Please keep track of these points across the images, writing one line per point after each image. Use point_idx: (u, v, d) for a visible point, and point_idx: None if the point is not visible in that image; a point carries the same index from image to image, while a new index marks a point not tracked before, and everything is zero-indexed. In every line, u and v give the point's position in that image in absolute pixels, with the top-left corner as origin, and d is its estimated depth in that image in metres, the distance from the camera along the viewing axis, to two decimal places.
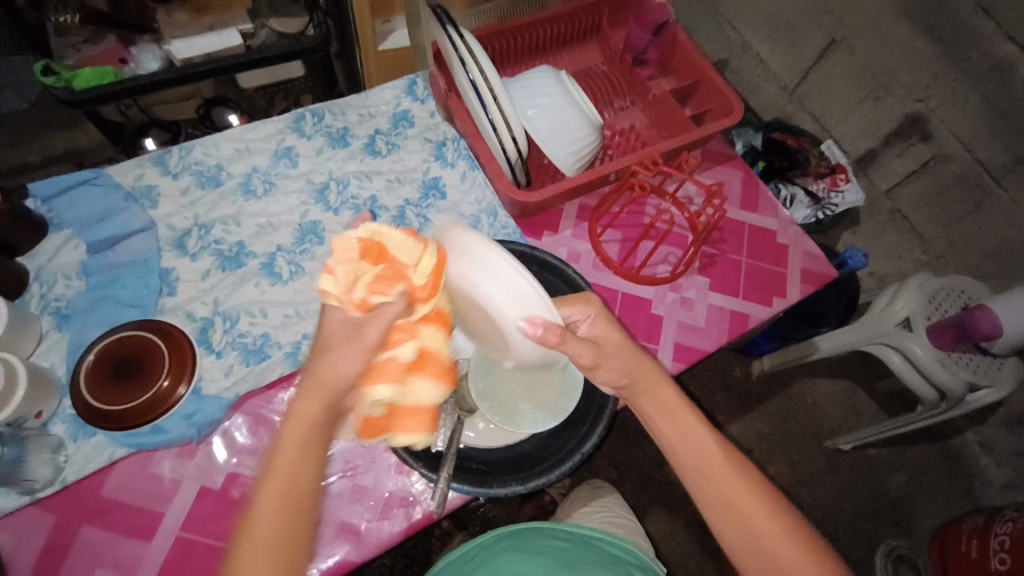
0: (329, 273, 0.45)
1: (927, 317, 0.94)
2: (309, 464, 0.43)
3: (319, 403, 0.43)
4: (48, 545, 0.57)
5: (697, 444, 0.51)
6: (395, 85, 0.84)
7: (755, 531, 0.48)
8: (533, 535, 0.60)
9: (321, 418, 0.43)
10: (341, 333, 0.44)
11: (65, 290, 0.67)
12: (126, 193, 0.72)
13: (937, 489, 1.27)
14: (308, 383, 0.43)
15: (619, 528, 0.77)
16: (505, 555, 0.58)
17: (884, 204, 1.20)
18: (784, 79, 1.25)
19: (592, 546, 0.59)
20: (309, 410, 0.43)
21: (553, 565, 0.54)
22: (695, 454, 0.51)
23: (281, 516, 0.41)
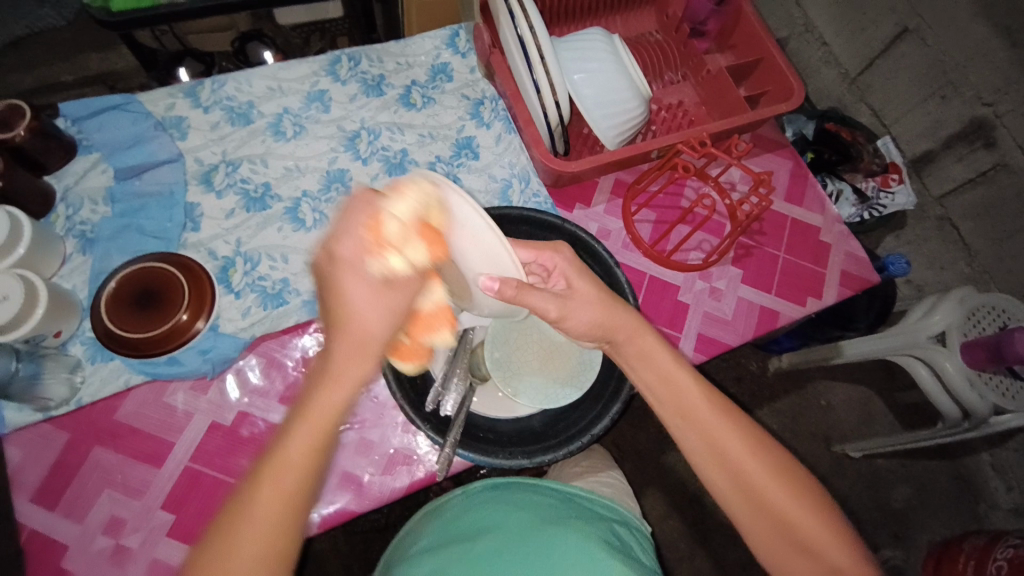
0: (379, 255, 0.41)
1: (963, 334, 0.90)
2: (315, 472, 0.39)
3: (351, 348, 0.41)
4: (60, 461, 0.59)
5: (681, 392, 0.52)
6: (437, 35, 0.81)
7: (745, 477, 0.50)
8: (522, 486, 0.61)
9: (337, 427, 0.40)
10: (382, 296, 0.41)
11: (91, 214, 0.67)
12: (156, 122, 0.71)
13: (943, 506, 1.25)
14: (337, 377, 0.40)
15: (608, 489, 0.76)
16: (490, 506, 0.57)
17: (933, 211, 1.14)
18: (845, 66, 1.17)
19: (580, 503, 0.60)
20: (329, 413, 0.39)
21: (541, 523, 0.53)
22: (677, 401, 0.52)
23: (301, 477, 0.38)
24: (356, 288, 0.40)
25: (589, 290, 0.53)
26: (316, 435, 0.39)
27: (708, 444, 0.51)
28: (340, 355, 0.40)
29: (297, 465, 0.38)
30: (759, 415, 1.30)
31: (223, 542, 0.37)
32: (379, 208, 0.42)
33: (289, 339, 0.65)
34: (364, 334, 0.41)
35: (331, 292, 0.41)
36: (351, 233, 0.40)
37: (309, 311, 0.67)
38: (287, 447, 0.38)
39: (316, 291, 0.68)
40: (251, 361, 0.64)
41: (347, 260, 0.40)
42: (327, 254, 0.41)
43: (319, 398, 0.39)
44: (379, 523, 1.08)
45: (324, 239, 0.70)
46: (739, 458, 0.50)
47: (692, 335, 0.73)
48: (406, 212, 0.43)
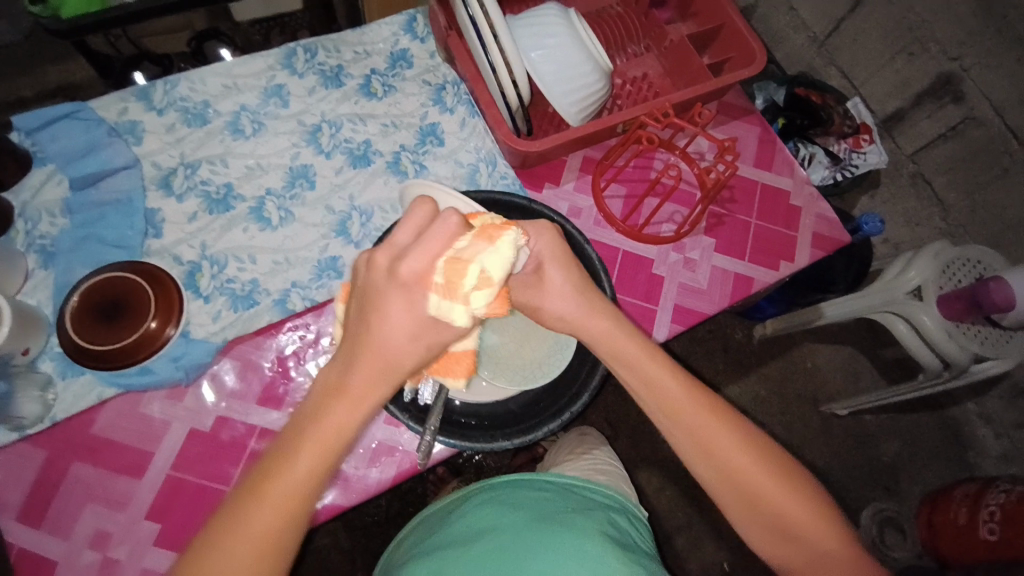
0: (478, 290, 0.40)
1: (939, 287, 0.91)
2: (318, 490, 0.40)
3: (373, 377, 0.40)
4: (38, 479, 0.58)
5: (675, 402, 0.49)
6: (394, 21, 0.79)
7: (748, 484, 0.48)
8: (514, 484, 0.60)
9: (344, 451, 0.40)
10: (400, 341, 0.40)
11: (50, 227, 0.65)
12: (110, 128, 0.69)
13: (932, 457, 1.27)
14: (348, 399, 0.40)
15: (602, 475, 0.75)
16: (486, 507, 0.56)
17: (906, 167, 1.15)
18: (813, 29, 1.17)
19: (577, 495, 0.59)
20: (338, 437, 0.40)
21: (531, 519, 0.52)
22: (663, 400, 0.49)
23: (311, 483, 0.39)
24: (399, 312, 0.40)
25: (561, 284, 0.50)
26: (322, 453, 0.39)
27: (703, 452, 0.49)
28: (360, 375, 0.40)
29: (302, 477, 0.39)
30: (747, 381, 1.31)
31: (214, 543, 0.38)
32: (454, 254, 0.40)
33: (263, 340, 0.65)
34: (385, 357, 0.40)
35: (363, 311, 0.40)
36: (480, 304, 0.40)
37: (280, 310, 0.66)
38: (290, 467, 0.39)
39: (287, 290, 0.67)
40: (225, 365, 0.63)
41: (404, 284, 0.39)
42: (384, 271, 0.40)
43: (328, 420, 0.40)
44: (379, 517, 1.08)
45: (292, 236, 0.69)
46: (723, 450, 0.48)
47: (669, 308, 0.73)
48: (497, 265, 0.41)
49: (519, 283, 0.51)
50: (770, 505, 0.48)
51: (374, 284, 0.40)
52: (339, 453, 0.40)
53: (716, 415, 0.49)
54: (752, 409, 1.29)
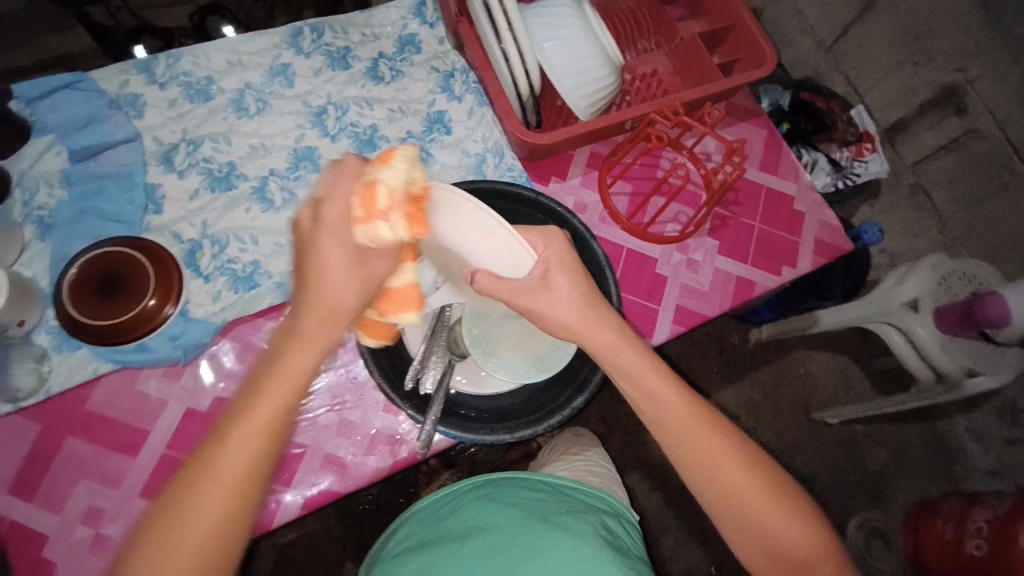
0: (381, 219, 0.42)
1: (935, 301, 0.92)
2: (283, 424, 0.40)
3: (321, 318, 0.42)
4: (32, 453, 0.57)
5: (671, 413, 0.49)
6: (404, 4, 0.78)
7: (738, 497, 0.48)
8: (509, 482, 0.60)
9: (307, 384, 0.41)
10: (344, 268, 0.42)
11: (48, 199, 0.64)
12: (111, 100, 0.67)
13: (916, 466, 1.29)
14: (308, 338, 0.41)
15: (594, 477, 0.75)
16: (479, 504, 0.56)
17: (907, 178, 1.15)
18: (821, 34, 1.17)
19: (568, 496, 0.59)
20: (300, 370, 0.41)
21: (525, 518, 0.52)
22: (662, 412, 0.49)
23: (280, 414, 0.39)
24: (335, 252, 0.42)
25: (567, 290, 0.50)
26: (283, 393, 0.40)
27: (698, 467, 0.49)
28: (311, 317, 0.42)
29: (266, 417, 0.39)
30: (740, 384, 1.32)
31: (180, 494, 0.37)
32: (370, 180, 0.42)
33: (263, 323, 0.64)
34: (332, 298, 0.42)
35: (305, 263, 0.42)
36: (399, 221, 0.43)
37: (282, 293, 0.65)
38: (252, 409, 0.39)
39: (289, 273, 0.66)
40: (224, 346, 0.63)
41: (332, 227, 0.41)
42: (312, 214, 0.42)
43: (290, 359, 0.41)
44: (371, 504, 1.08)
45: (295, 219, 0.68)
46: (722, 466, 0.48)
47: (670, 309, 0.74)
48: (396, 179, 0.44)
49: (526, 289, 0.50)
50: (767, 528, 0.48)
51: (310, 221, 0.42)
52: (302, 387, 0.41)
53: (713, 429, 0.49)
54: (743, 413, 1.30)
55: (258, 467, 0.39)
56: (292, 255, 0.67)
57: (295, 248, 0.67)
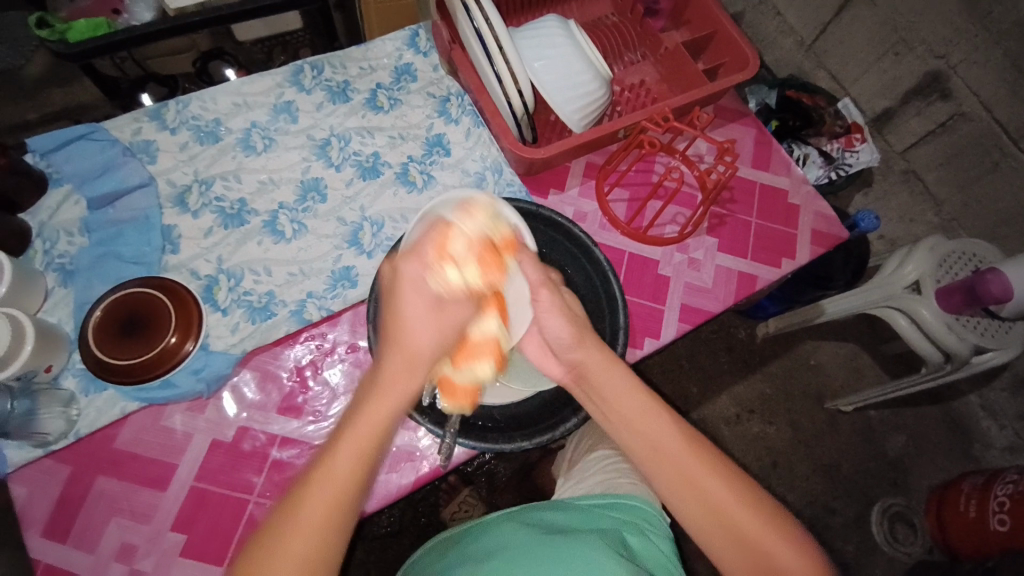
0: (450, 262, 0.49)
1: (936, 281, 0.93)
2: (373, 459, 0.42)
3: (404, 362, 0.45)
4: (66, 494, 0.59)
5: (654, 438, 0.49)
6: (397, 37, 0.81)
7: (710, 500, 0.47)
8: (533, 508, 0.61)
9: (386, 438, 0.43)
10: (425, 302, 0.47)
11: (69, 246, 0.67)
12: (125, 147, 0.70)
13: (937, 450, 1.28)
14: (386, 391, 0.44)
15: (627, 478, 0.69)
16: (500, 526, 0.57)
17: (898, 165, 1.17)
18: (801, 33, 1.20)
19: (596, 515, 0.59)
20: (380, 424, 0.43)
21: (548, 534, 0.54)
22: (630, 420, 0.51)
23: (361, 464, 0.41)
24: (413, 301, 0.47)
25: (567, 342, 0.54)
26: (361, 447, 0.41)
27: (673, 474, 0.48)
28: (392, 367, 0.45)
29: (342, 471, 0.40)
30: (752, 380, 1.33)
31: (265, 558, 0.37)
32: (446, 227, 0.52)
33: (280, 350, 0.66)
34: (410, 345, 0.46)
35: (388, 315, 0.48)
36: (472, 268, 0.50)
37: (297, 320, 0.67)
38: (331, 466, 0.40)
39: (303, 300, 0.68)
40: (245, 376, 0.64)
41: (427, 288, 0.48)
42: (393, 271, 0.49)
43: (374, 405, 0.43)
44: (393, 526, 1.09)
45: (307, 248, 0.70)
46: (692, 469, 0.48)
47: (676, 307, 0.75)
48: (472, 231, 0.52)
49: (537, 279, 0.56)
50: (743, 536, 0.46)
51: (392, 273, 0.49)
52: (382, 439, 0.43)
53: (686, 440, 0.49)
54: (758, 408, 1.31)
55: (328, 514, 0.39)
56: (306, 283, 0.69)
57: (309, 276, 0.69)
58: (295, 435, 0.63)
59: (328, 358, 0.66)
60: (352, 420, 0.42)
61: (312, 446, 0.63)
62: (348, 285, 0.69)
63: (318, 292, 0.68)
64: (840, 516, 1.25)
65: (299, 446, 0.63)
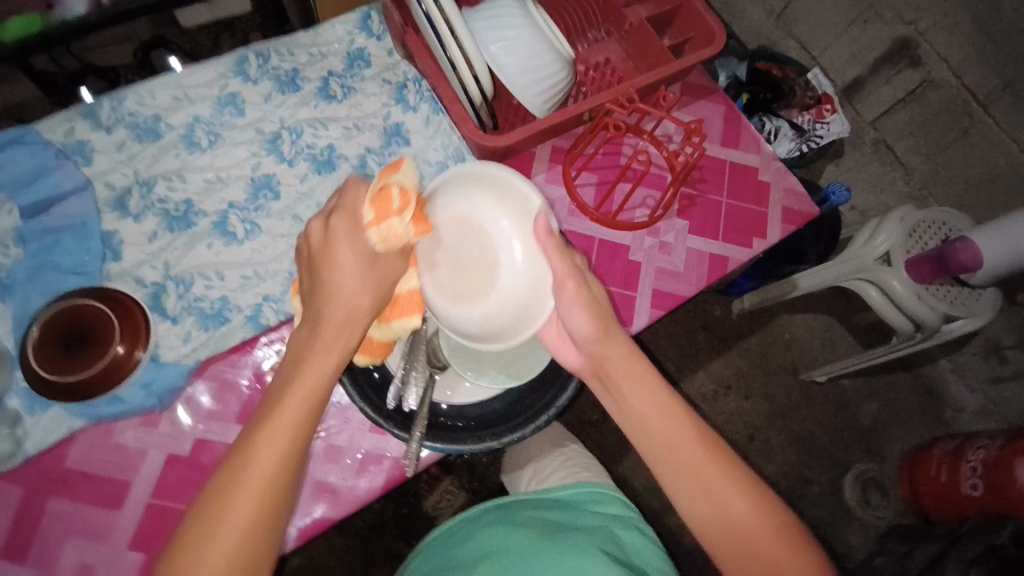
0: (387, 219, 0.48)
1: (906, 251, 0.93)
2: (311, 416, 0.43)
3: (336, 326, 0.45)
4: (19, 518, 0.56)
5: (664, 426, 0.48)
6: (348, 20, 0.77)
7: (717, 497, 0.46)
8: (519, 503, 0.60)
9: (318, 402, 0.43)
10: (358, 252, 0.48)
11: (2, 257, 0.62)
12: (57, 149, 0.66)
13: (908, 414, 1.32)
14: (326, 345, 0.45)
15: (585, 471, 0.73)
16: (489, 529, 0.56)
17: (868, 135, 1.16)
18: (770, 2, 1.18)
19: (580, 513, 0.59)
20: (317, 381, 0.43)
21: (538, 538, 0.53)
22: (646, 412, 0.49)
23: (288, 438, 0.41)
24: (347, 267, 0.47)
25: (590, 336, 0.51)
26: (299, 414, 0.42)
27: (682, 468, 0.47)
28: (326, 327, 0.45)
29: (276, 442, 0.41)
30: (729, 355, 1.33)
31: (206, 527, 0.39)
32: (385, 184, 0.50)
33: (238, 358, 0.63)
34: (346, 303, 0.46)
35: (315, 280, 0.47)
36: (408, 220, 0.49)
37: (253, 326, 0.64)
38: (266, 427, 0.41)
39: (259, 305, 0.65)
40: (200, 386, 0.62)
41: (348, 234, 0.48)
42: (319, 231, 0.48)
43: (317, 351, 0.44)
44: (374, 521, 1.07)
45: (261, 249, 0.67)
46: (700, 464, 0.47)
47: (647, 293, 0.74)
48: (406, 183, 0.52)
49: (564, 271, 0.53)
50: (745, 537, 0.45)
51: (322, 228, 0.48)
52: (322, 396, 0.43)
53: (699, 436, 0.48)
54: (734, 382, 1.32)
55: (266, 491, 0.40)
56: (262, 286, 0.66)
57: (264, 279, 0.66)
58: None
59: None
60: (279, 389, 0.43)
61: None
62: None
63: (275, 296, 0.65)
64: (815, 483, 1.28)
65: None
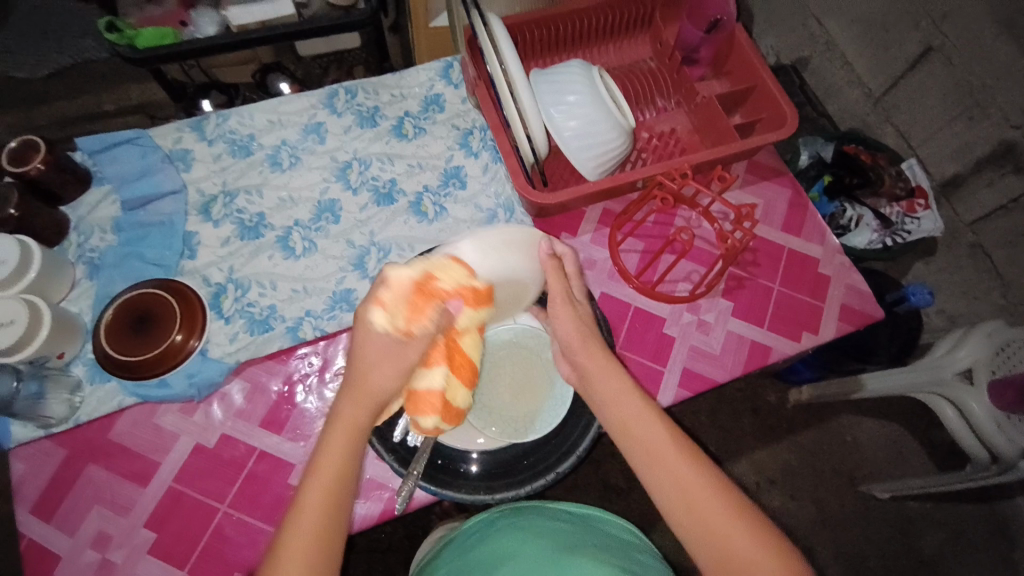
0: (382, 307, 0.46)
1: (992, 371, 0.83)
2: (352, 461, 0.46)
3: (363, 408, 0.46)
4: (55, 476, 0.63)
5: (642, 431, 0.49)
6: (431, 67, 0.83)
7: (690, 492, 0.46)
8: (536, 511, 0.60)
9: (345, 481, 0.45)
10: (386, 349, 0.46)
11: (100, 242, 0.72)
12: (164, 155, 0.75)
13: (978, 552, 1.16)
14: (338, 434, 0.46)
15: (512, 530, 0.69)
16: (505, 534, 0.56)
17: (964, 237, 1.07)
18: (869, 85, 1.11)
19: (592, 528, 0.58)
20: (341, 462, 0.45)
21: (553, 549, 0.52)
22: (620, 416, 0.50)
23: (326, 518, 0.44)
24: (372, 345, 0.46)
25: (569, 335, 0.55)
26: (330, 493, 0.44)
27: (656, 468, 0.47)
28: (348, 403, 0.47)
29: (312, 523, 0.43)
30: (777, 446, 1.23)
31: None
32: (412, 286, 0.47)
33: (274, 364, 0.68)
34: (369, 382, 0.46)
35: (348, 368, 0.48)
36: (464, 309, 0.49)
37: (292, 337, 0.69)
38: (295, 523, 0.43)
39: (301, 318, 0.70)
40: (235, 385, 0.66)
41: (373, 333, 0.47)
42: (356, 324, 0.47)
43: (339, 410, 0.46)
44: (382, 542, 1.07)
45: (313, 267, 0.72)
46: (673, 460, 0.47)
47: (677, 370, 0.72)
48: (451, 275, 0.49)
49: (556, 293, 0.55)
50: (721, 540, 0.44)
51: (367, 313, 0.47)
52: (350, 466, 0.46)
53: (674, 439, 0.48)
54: (779, 478, 1.22)
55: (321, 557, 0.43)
56: (307, 301, 0.71)
57: (311, 294, 0.71)
58: (274, 450, 0.64)
59: (321, 379, 0.67)
60: (316, 465, 0.45)
61: (288, 464, 0.64)
62: (345, 308, 0.70)
63: (316, 312, 0.70)
64: None
65: (274, 462, 0.64)
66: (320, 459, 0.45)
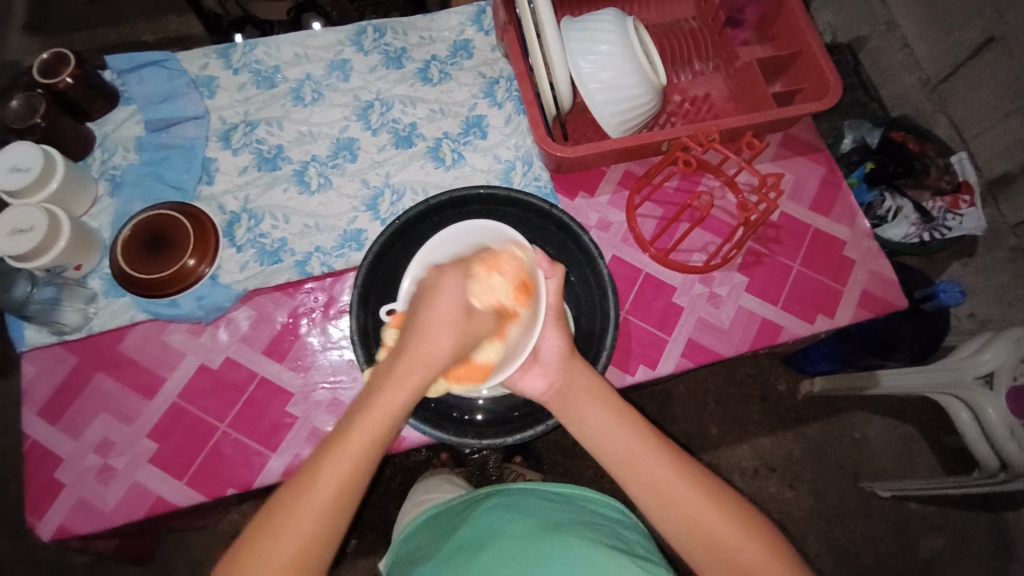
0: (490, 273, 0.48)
1: (1014, 377, 0.79)
2: (383, 443, 0.42)
3: (420, 364, 0.42)
4: (66, 381, 0.65)
5: (613, 437, 0.50)
6: (463, 11, 0.81)
7: (679, 501, 0.47)
8: (523, 492, 0.59)
9: (380, 440, 0.41)
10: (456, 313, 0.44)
11: (122, 160, 0.73)
12: (190, 80, 0.75)
13: (975, 560, 1.15)
14: (390, 386, 0.41)
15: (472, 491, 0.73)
16: (489, 514, 0.55)
17: (1006, 240, 1.02)
18: (927, 71, 1.04)
19: (583, 507, 0.56)
20: (382, 420, 0.41)
21: (538, 526, 0.51)
22: (596, 437, 0.51)
23: (353, 471, 0.40)
24: (446, 293, 0.44)
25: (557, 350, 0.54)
26: (370, 444, 0.41)
27: (640, 481, 0.48)
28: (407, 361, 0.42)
29: (341, 472, 0.40)
30: (783, 435, 1.21)
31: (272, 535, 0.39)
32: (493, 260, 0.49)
33: (280, 296, 0.69)
34: (431, 344, 0.42)
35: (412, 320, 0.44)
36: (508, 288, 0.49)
37: (300, 271, 0.69)
38: (317, 477, 0.40)
39: (310, 253, 0.70)
40: (242, 312, 0.68)
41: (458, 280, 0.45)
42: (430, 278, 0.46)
43: (383, 394, 0.41)
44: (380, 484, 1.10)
45: (327, 204, 0.72)
46: (655, 468, 0.48)
47: (681, 341, 0.70)
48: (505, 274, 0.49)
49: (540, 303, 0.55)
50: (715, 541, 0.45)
51: (434, 275, 0.45)
52: (391, 428, 0.41)
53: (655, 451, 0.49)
54: (780, 465, 1.20)
55: (337, 503, 0.40)
56: (318, 237, 0.71)
57: (322, 231, 0.71)
58: (274, 377, 0.66)
59: (325, 314, 0.68)
60: (357, 415, 0.41)
61: (287, 392, 0.65)
62: (354, 248, 0.71)
63: (326, 248, 0.70)
64: None
65: (274, 389, 0.65)
66: (365, 411, 0.41)
